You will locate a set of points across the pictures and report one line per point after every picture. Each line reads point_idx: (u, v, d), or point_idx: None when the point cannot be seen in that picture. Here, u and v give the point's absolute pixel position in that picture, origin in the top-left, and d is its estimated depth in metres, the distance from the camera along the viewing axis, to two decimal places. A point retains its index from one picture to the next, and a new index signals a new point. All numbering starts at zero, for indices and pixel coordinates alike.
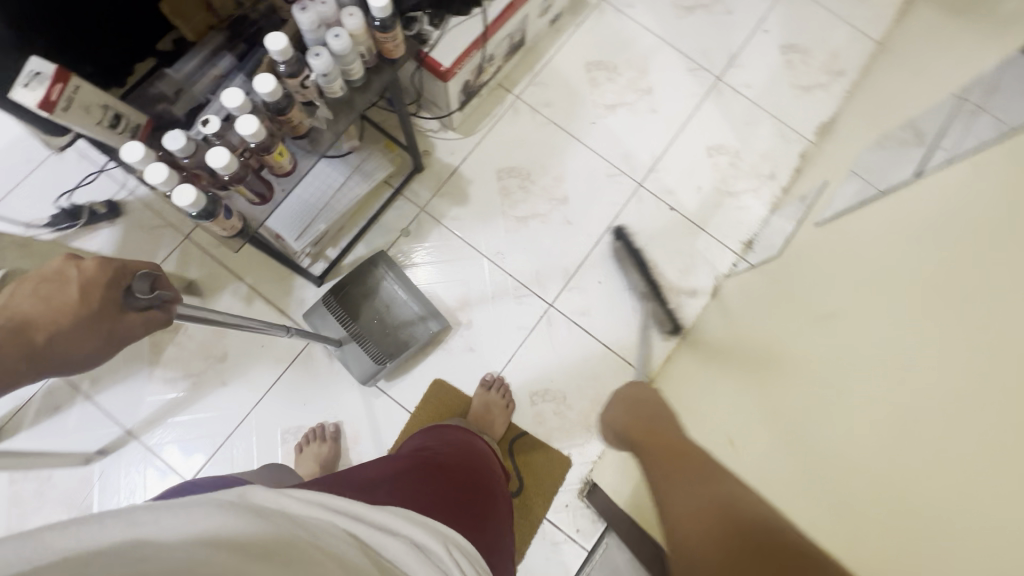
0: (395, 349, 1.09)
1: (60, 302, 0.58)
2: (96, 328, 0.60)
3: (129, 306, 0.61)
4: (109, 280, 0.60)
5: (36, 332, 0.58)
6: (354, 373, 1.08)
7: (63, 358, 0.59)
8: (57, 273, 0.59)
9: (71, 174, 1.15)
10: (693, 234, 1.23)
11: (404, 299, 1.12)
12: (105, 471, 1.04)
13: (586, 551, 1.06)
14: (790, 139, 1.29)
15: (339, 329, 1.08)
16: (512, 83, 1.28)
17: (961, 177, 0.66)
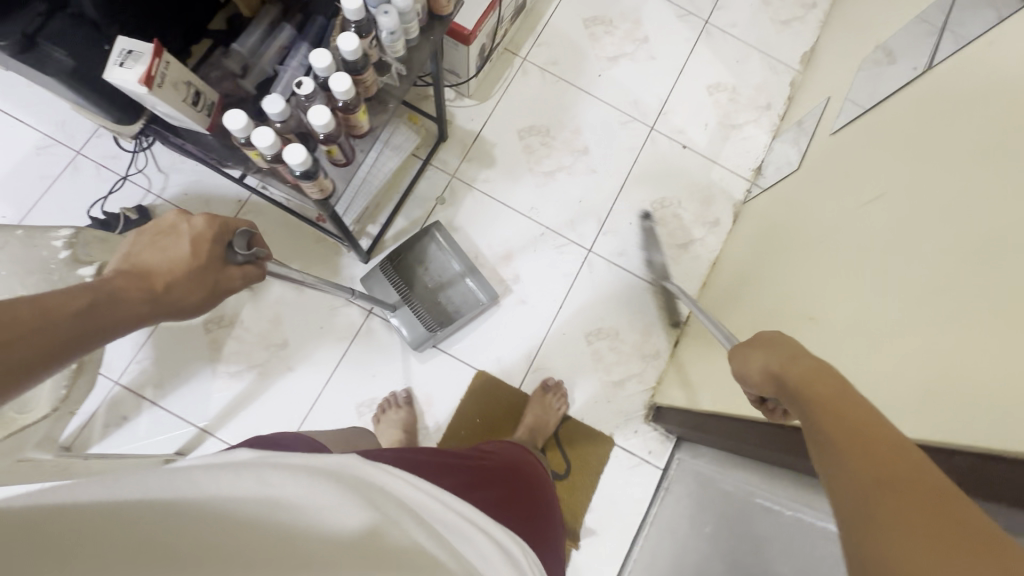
0: (443, 315, 1.13)
1: (176, 254, 0.57)
2: (208, 280, 0.59)
3: (232, 260, 0.61)
4: (216, 235, 0.60)
5: (154, 282, 0.55)
6: (406, 338, 1.11)
7: (176, 312, 0.56)
8: (170, 227, 0.58)
9: (93, 185, 1.13)
10: (707, 168, 1.31)
11: (446, 258, 1.15)
12: None
13: (661, 469, 1.13)
14: (779, 71, 1.39)
15: (393, 293, 1.11)
16: (517, 47, 1.32)
17: (974, 58, 0.75)
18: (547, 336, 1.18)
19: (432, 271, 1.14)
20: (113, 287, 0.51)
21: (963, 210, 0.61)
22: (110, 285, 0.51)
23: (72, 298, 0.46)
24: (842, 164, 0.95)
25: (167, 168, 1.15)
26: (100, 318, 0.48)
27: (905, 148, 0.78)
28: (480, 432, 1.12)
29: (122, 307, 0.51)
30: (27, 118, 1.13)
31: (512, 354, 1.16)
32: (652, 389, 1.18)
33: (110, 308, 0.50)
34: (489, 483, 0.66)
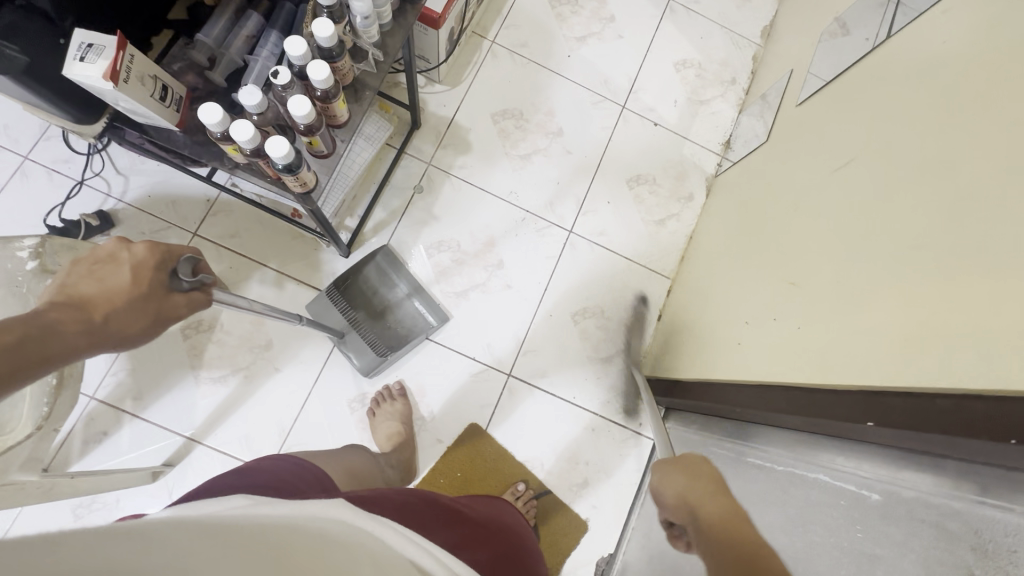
0: (395, 340, 1.11)
1: (115, 283, 0.54)
2: (152, 309, 0.55)
3: (177, 288, 0.57)
4: (158, 262, 0.57)
5: (93, 311, 0.52)
6: (357, 365, 1.09)
7: (116, 341, 0.53)
8: (108, 255, 0.55)
9: (46, 191, 1.06)
10: (679, 144, 1.33)
11: (390, 281, 1.14)
12: (177, 480, 1.01)
13: (652, 440, 1.17)
14: (741, 46, 1.42)
15: (340, 320, 1.09)
16: (485, 29, 1.30)
17: (929, 26, 0.78)
18: (535, 318, 1.19)
19: (378, 296, 1.12)
20: (47, 319, 0.48)
21: (927, 173, 0.65)
22: (45, 317, 0.49)
23: (4, 330, 0.44)
24: (809, 133, 0.98)
25: (127, 170, 1.09)
26: (37, 350, 0.46)
27: (869, 116, 0.82)
28: (475, 418, 1.13)
29: (61, 339, 0.48)
30: None
31: (501, 339, 1.17)
32: (639, 363, 1.21)
33: (47, 340, 0.47)
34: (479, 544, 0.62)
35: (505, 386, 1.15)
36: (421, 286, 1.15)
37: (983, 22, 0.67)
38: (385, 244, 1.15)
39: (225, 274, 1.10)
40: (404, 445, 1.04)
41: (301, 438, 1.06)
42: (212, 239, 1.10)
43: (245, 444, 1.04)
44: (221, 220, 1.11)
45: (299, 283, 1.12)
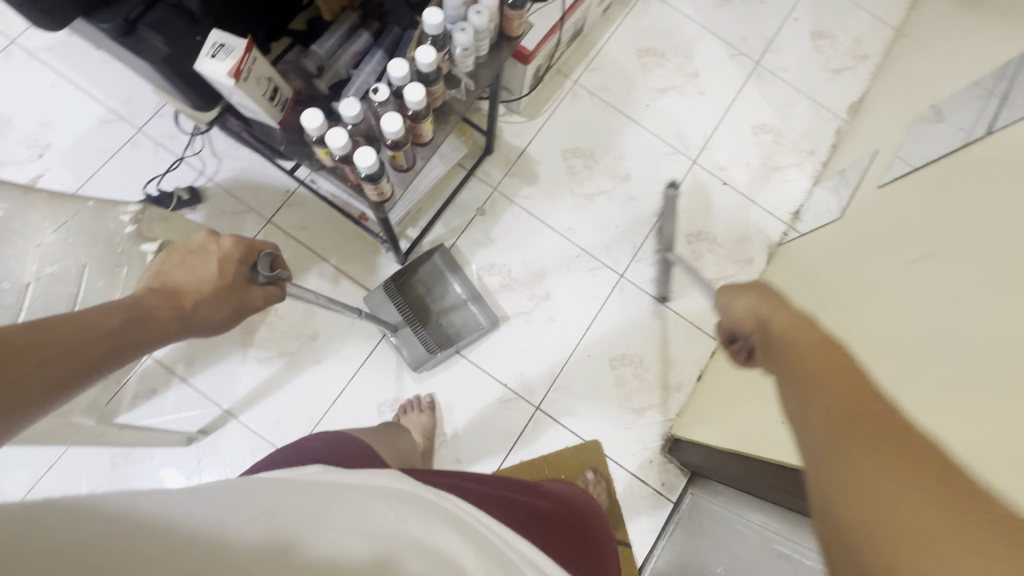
0: (445, 337, 1.13)
1: (204, 274, 0.58)
2: (233, 300, 0.60)
3: (255, 280, 0.62)
4: (242, 257, 0.61)
5: (183, 300, 0.56)
6: (406, 359, 1.11)
7: (203, 325, 0.57)
8: (199, 247, 0.59)
9: (149, 162, 1.17)
10: (746, 206, 1.32)
11: (449, 281, 1.15)
12: (208, 448, 1.06)
13: (672, 503, 1.13)
14: (825, 118, 1.40)
15: (396, 315, 1.11)
16: (570, 69, 1.35)
17: None
18: (572, 355, 1.18)
19: (433, 292, 1.14)
20: (145, 304, 0.53)
21: (1013, 281, 0.61)
22: (140, 303, 0.53)
23: (106, 316, 0.49)
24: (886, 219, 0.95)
25: (222, 154, 1.19)
26: (132, 334, 0.50)
27: (956, 210, 0.78)
28: (497, 444, 1.13)
29: (155, 324, 0.53)
30: (96, 92, 1.18)
31: (536, 371, 1.17)
32: (670, 420, 1.17)
33: (141, 325, 0.51)
34: (543, 532, 0.62)
35: (531, 418, 1.14)
36: (478, 293, 1.15)
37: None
38: (442, 244, 1.16)
39: (289, 262, 1.16)
40: (422, 457, 1.05)
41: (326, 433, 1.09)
42: (283, 229, 1.17)
43: (276, 427, 1.08)
44: (294, 211, 1.18)
45: (354, 282, 1.17)
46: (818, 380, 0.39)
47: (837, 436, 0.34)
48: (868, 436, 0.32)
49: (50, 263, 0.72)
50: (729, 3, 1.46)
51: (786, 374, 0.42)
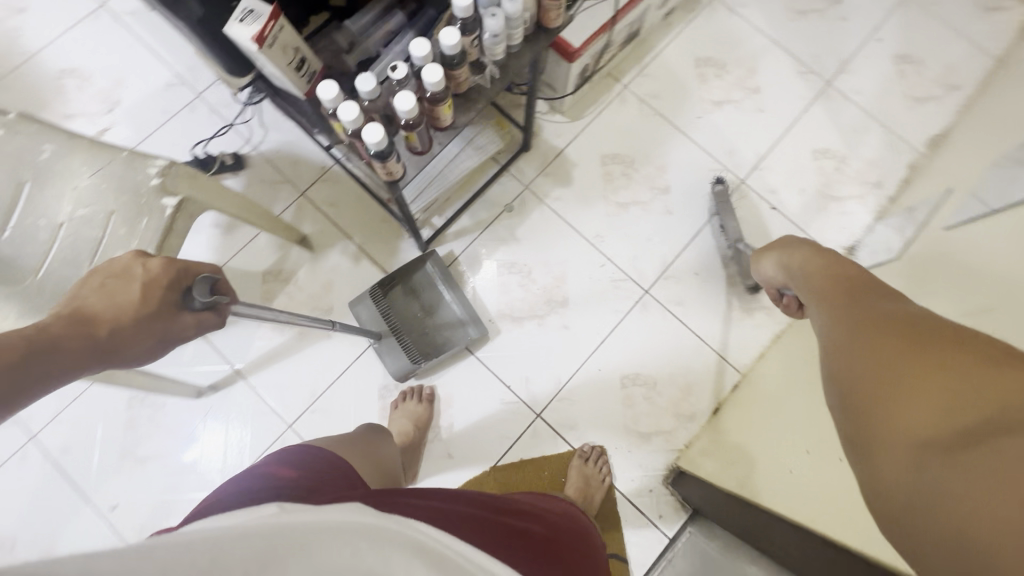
0: (431, 347, 1.10)
1: (124, 299, 0.58)
2: (156, 326, 0.60)
3: (188, 306, 0.62)
4: (168, 281, 0.61)
5: (98, 326, 0.57)
6: (389, 368, 1.10)
7: (122, 351, 0.58)
8: (123, 270, 0.60)
9: (202, 125, 1.23)
10: (794, 235, 1.22)
11: (448, 300, 1.12)
12: (215, 404, 1.10)
13: (667, 538, 1.06)
14: (899, 149, 1.28)
15: (381, 322, 1.09)
16: (621, 73, 1.30)
17: None
18: (582, 367, 1.13)
19: (421, 300, 1.12)
20: (53, 332, 0.54)
21: None
22: (47, 332, 0.54)
23: (7, 347, 0.50)
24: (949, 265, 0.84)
25: (268, 125, 1.23)
26: (38, 364, 0.51)
27: None
28: (492, 446, 1.10)
29: (62, 353, 0.53)
30: (165, 56, 1.26)
31: (542, 378, 1.13)
32: (678, 451, 1.10)
33: (45, 353, 0.52)
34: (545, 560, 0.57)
35: (531, 425, 1.11)
36: (477, 316, 1.12)
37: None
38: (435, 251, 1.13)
39: (315, 236, 1.18)
40: (410, 446, 1.04)
41: (325, 407, 1.10)
42: (315, 203, 1.20)
43: (280, 393, 1.11)
44: (328, 188, 1.20)
45: (374, 263, 1.18)
46: (836, 294, 0.53)
47: (865, 343, 0.44)
48: (900, 340, 0.42)
49: (83, 206, 0.77)
50: (805, 16, 1.36)
51: (825, 313, 0.52)
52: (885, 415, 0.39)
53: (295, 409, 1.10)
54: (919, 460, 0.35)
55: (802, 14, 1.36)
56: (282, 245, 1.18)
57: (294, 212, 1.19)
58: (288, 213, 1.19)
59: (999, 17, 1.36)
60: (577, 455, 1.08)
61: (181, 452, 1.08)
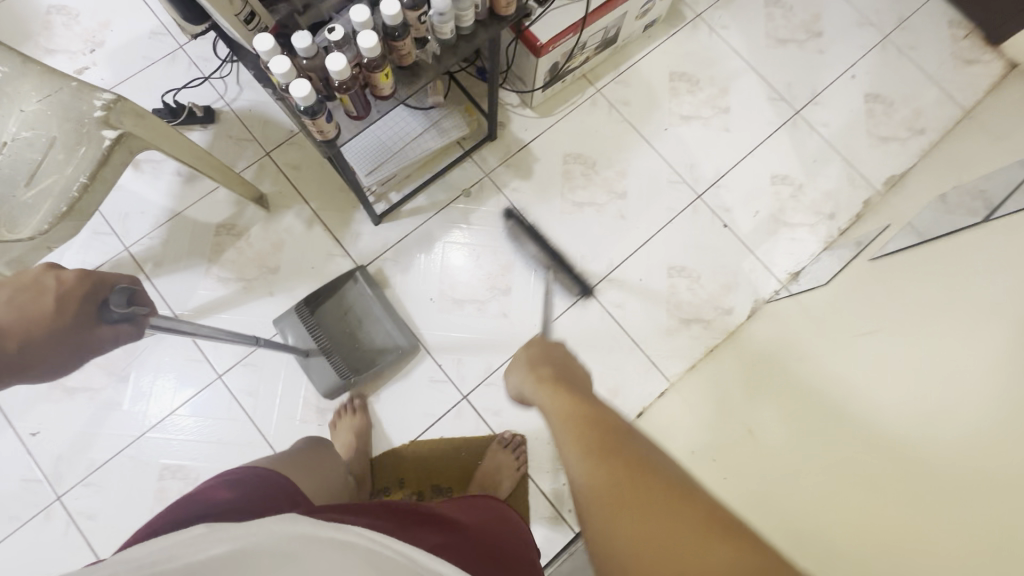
0: (362, 363, 1.11)
1: (37, 311, 0.60)
2: (67, 338, 0.61)
3: (103, 319, 0.61)
4: (83, 294, 0.62)
5: (12, 338, 0.60)
6: (316, 385, 1.09)
7: (39, 360, 0.61)
8: (35, 282, 0.62)
9: (179, 76, 1.26)
10: (742, 254, 1.24)
11: (377, 316, 1.14)
12: (151, 345, 1.12)
13: (573, 532, 1.07)
14: (857, 184, 1.30)
15: (308, 340, 1.09)
16: (595, 77, 1.33)
17: None
18: (514, 355, 1.15)
19: (351, 315, 1.13)
20: None
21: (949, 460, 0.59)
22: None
23: None
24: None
25: (243, 83, 1.26)
26: None
27: None
28: (415, 421, 1.11)
29: None
30: (153, 5, 1.29)
31: (474, 361, 1.15)
32: None
33: None
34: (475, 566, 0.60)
35: (456, 405, 1.12)
36: (405, 330, 1.13)
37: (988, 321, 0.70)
38: (362, 266, 1.16)
39: (273, 196, 1.21)
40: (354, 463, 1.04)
41: (257, 362, 1.12)
42: (278, 164, 1.22)
43: (215, 343, 1.13)
44: (292, 151, 1.23)
45: (326, 229, 1.20)
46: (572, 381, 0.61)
47: (611, 472, 0.44)
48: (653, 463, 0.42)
49: (27, 129, 0.79)
50: (784, 45, 1.38)
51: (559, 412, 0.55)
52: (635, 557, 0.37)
53: (227, 361, 1.12)
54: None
55: (781, 42, 1.38)
56: (239, 200, 1.20)
57: (256, 170, 1.21)
58: (249, 170, 1.21)
59: (974, 69, 1.39)
60: (496, 440, 1.09)
61: (112, 388, 1.10)
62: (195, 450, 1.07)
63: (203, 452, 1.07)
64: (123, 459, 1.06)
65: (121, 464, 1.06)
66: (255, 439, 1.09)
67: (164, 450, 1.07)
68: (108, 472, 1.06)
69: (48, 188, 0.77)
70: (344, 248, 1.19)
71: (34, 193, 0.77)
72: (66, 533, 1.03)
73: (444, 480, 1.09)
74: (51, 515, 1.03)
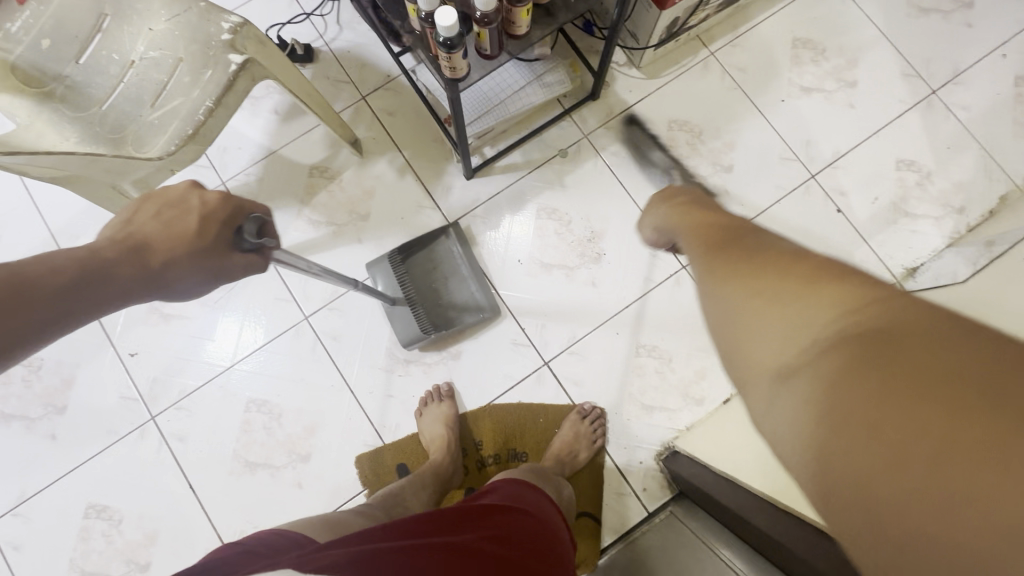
0: (442, 319, 1.09)
1: (180, 228, 0.59)
2: (210, 258, 0.59)
3: (239, 245, 0.61)
4: (225, 217, 0.61)
5: (152, 258, 0.58)
6: (397, 334, 1.08)
7: (174, 282, 0.59)
8: (179, 199, 0.60)
9: (282, 11, 1.24)
10: (853, 243, 1.14)
11: (463, 277, 1.11)
12: (241, 281, 1.14)
13: (647, 513, 1.03)
14: (994, 177, 1.16)
15: (397, 289, 1.08)
16: (710, 39, 1.23)
17: None
18: (599, 327, 1.11)
19: (440, 270, 1.11)
20: (104, 262, 0.55)
21: None
22: (102, 258, 0.55)
23: (53, 275, 0.52)
24: (995, 299, 0.78)
25: (344, 23, 1.23)
26: (82, 292, 0.53)
27: None
28: (493, 382, 1.09)
29: (110, 284, 0.55)
30: None
31: (558, 328, 1.11)
32: (678, 432, 1.06)
33: (96, 282, 0.54)
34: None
35: (536, 371, 1.10)
36: (494, 302, 1.11)
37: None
38: (456, 224, 1.13)
39: (366, 141, 1.19)
40: (443, 446, 1.00)
41: (342, 308, 1.12)
42: (373, 109, 1.19)
43: (303, 284, 1.13)
44: (388, 96, 1.20)
45: (417, 179, 1.17)
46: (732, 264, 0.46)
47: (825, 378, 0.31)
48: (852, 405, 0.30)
49: (154, 49, 0.79)
50: (926, 15, 1.24)
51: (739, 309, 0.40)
52: (855, 443, 0.28)
53: (314, 303, 1.13)
54: (912, 482, 0.26)
55: (923, 12, 1.24)
56: (333, 143, 1.18)
57: (351, 114, 1.19)
58: (345, 113, 1.19)
59: None
60: (575, 411, 1.06)
61: (204, 318, 1.13)
62: (279, 387, 1.09)
63: (286, 390, 1.09)
64: (211, 388, 1.09)
65: (210, 393, 1.09)
66: (336, 382, 1.10)
67: (250, 384, 1.10)
68: (198, 399, 1.09)
69: (175, 110, 0.76)
70: (434, 200, 1.16)
71: (160, 115, 0.76)
72: (157, 452, 1.07)
73: (520, 444, 1.07)
74: (145, 433, 1.08)
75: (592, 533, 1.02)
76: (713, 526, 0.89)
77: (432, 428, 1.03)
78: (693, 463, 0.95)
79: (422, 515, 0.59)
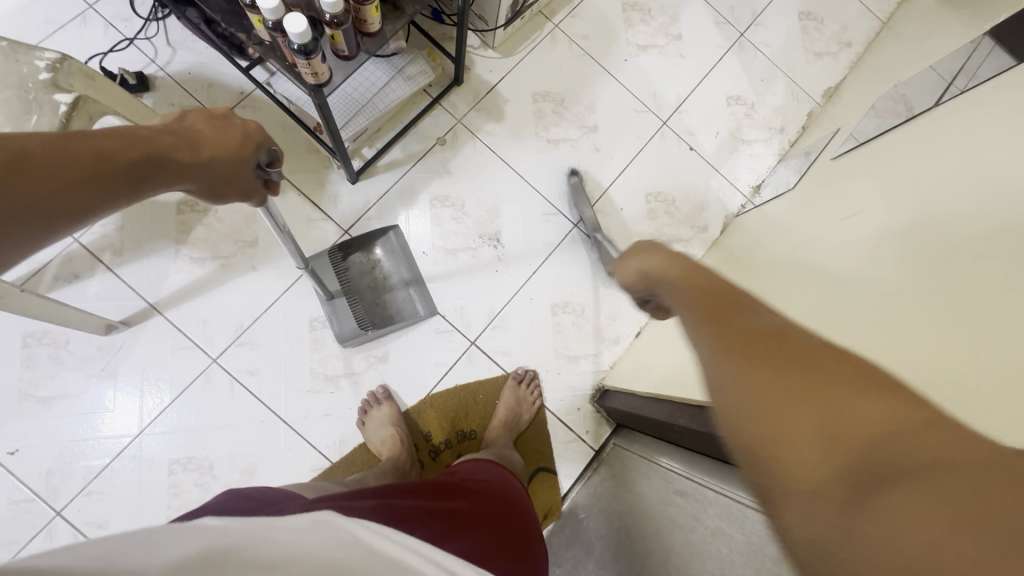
0: (380, 317, 1.10)
1: (226, 139, 0.59)
2: (241, 178, 0.61)
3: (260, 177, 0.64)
4: (261, 140, 0.62)
5: (199, 151, 0.57)
6: (334, 329, 1.08)
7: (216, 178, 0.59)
8: (224, 115, 0.60)
9: (100, 41, 1.12)
10: (708, 173, 1.31)
11: (400, 276, 1.13)
12: (128, 341, 1.04)
13: (593, 451, 1.13)
14: (800, 99, 1.39)
15: (335, 282, 1.08)
16: (551, 12, 1.31)
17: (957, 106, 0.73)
18: (514, 297, 1.17)
19: (376, 274, 1.11)
20: (161, 146, 0.53)
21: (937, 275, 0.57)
22: (156, 142, 0.53)
23: (127, 148, 0.50)
24: (820, 196, 0.95)
25: (176, 44, 1.14)
26: (143, 173, 0.51)
27: (877, 177, 0.80)
28: (427, 373, 1.12)
29: (164, 169, 0.53)
30: None
31: (476, 307, 1.15)
32: (604, 372, 1.17)
33: (156, 165, 0.53)
34: (483, 541, 0.60)
35: (465, 352, 1.14)
36: (421, 278, 1.14)
37: (906, 257, 0.63)
38: (397, 227, 1.14)
39: None
40: (391, 446, 1.01)
41: (252, 342, 1.07)
42: None
43: (201, 329, 1.06)
44: (246, 114, 1.14)
45: (301, 194, 1.14)
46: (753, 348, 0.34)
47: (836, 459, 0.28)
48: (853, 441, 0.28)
49: None
50: None
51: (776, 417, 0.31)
52: None
53: (220, 344, 1.06)
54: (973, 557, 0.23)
55: None
56: None
57: None
58: None
59: None
60: (511, 378, 1.12)
61: (93, 391, 1.01)
62: (201, 439, 1.02)
63: (212, 439, 1.03)
64: (121, 463, 1.00)
65: (123, 467, 0.99)
66: (266, 417, 1.05)
67: (167, 446, 1.01)
68: (110, 478, 0.99)
69: None
70: (323, 213, 1.14)
71: None
72: None
73: (467, 424, 1.11)
74: (54, 532, 0.96)
75: (550, 484, 1.10)
76: (647, 444, 0.99)
77: (377, 430, 1.04)
78: (620, 398, 1.05)
79: (391, 486, 0.63)
